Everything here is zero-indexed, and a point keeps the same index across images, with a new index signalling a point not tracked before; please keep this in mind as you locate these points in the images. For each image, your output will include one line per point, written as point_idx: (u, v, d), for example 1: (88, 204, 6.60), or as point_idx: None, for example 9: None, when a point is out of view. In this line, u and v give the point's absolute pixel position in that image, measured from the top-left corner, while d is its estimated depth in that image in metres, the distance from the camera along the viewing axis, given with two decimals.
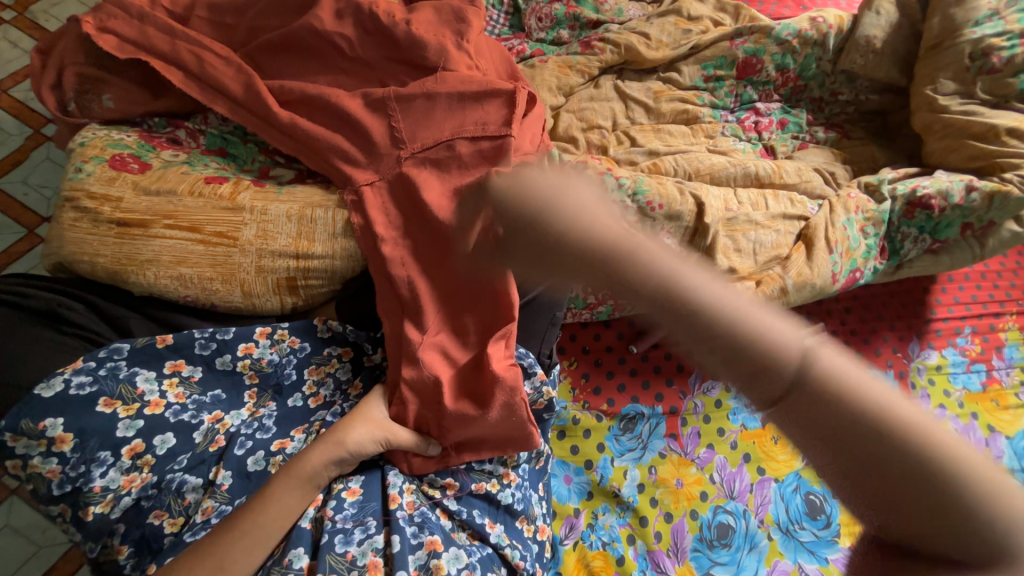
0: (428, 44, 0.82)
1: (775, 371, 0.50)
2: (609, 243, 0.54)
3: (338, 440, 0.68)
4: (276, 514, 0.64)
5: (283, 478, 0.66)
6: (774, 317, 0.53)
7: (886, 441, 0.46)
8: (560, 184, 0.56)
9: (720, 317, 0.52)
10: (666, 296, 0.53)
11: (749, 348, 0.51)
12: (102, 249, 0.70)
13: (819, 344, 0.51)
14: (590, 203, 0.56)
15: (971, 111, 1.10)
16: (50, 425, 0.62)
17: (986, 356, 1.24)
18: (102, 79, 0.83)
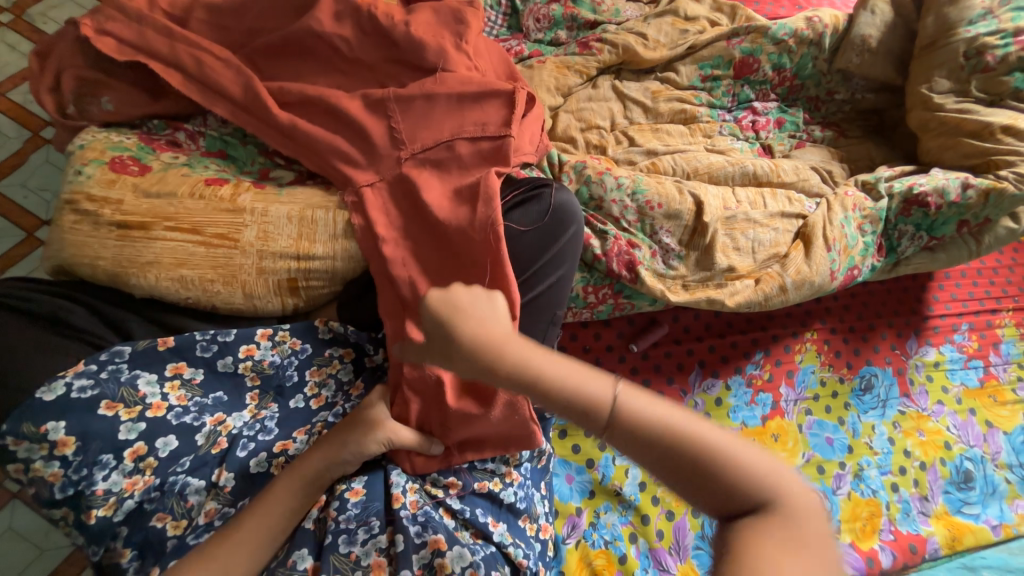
0: (428, 45, 0.82)
1: (598, 422, 0.52)
2: (489, 348, 0.56)
3: (341, 441, 0.68)
4: (278, 515, 0.65)
5: (284, 480, 0.66)
6: (585, 372, 0.54)
7: (716, 481, 0.50)
8: (487, 314, 0.58)
9: (571, 382, 0.54)
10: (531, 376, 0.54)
11: (591, 410, 0.52)
12: (103, 252, 0.70)
13: (633, 390, 0.53)
14: (499, 313, 0.60)
15: (966, 109, 1.11)
16: (52, 428, 0.62)
17: (983, 352, 1.25)
18: (102, 82, 0.83)
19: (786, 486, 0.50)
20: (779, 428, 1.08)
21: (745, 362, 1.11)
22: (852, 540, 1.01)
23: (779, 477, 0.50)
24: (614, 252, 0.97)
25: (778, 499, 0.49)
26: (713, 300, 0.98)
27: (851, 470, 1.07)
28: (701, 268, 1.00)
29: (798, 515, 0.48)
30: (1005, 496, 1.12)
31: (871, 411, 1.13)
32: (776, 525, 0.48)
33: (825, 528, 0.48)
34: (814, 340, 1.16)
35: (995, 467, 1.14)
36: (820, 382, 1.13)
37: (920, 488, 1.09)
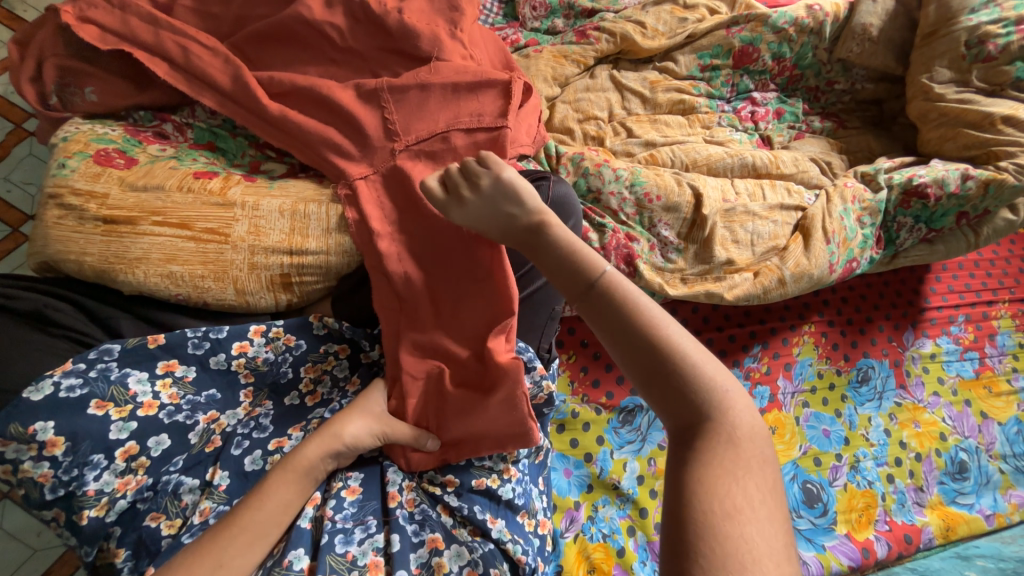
0: (421, 34, 0.80)
1: (577, 281, 0.55)
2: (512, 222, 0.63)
3: (336, 432, 0.67)
4: (273, 508, 0.63)
5: (279, 471, 0.65)
6: (580, 252, 0.57)
7: (661, 370, 0.49)
8: (506, 208, 0.63)
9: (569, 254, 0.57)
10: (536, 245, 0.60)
11: (576, 269, 0.56)
12: (89, 248, 0.68)
13: (620, 278, 0.54)
14: (520, 200, 0.63)
15: (967, 99, 1.09)
16: (41, 429, 0.60)
17: (979, 344, 1.26)
18: (84, 71, 0.81)
19: (732, 406, 0.47)
20: (777, 421, 1.08)
21: (743, 355, 1.11)
22: (848, 530, 1.02)
23: (730, 397, 0.48)
24: (612, 245, 0.95)
25: (714, 404, 0.47)
26: (712, 294, 0.97)
27: (847, 461, 1.08)
28: (700, 262, 0.99)
29: (729, 433, 0.46)
30: (999, 486, 1.13)
31: (867, 403, 1.14)
32: (702, 428, 0.46)
33: (765, 459, 0.45)
34: (812, 332, 1.16)
35: (989, 457, 1.15)
36: (818, 374, 1.13)
37: (915, 479, 1.10)
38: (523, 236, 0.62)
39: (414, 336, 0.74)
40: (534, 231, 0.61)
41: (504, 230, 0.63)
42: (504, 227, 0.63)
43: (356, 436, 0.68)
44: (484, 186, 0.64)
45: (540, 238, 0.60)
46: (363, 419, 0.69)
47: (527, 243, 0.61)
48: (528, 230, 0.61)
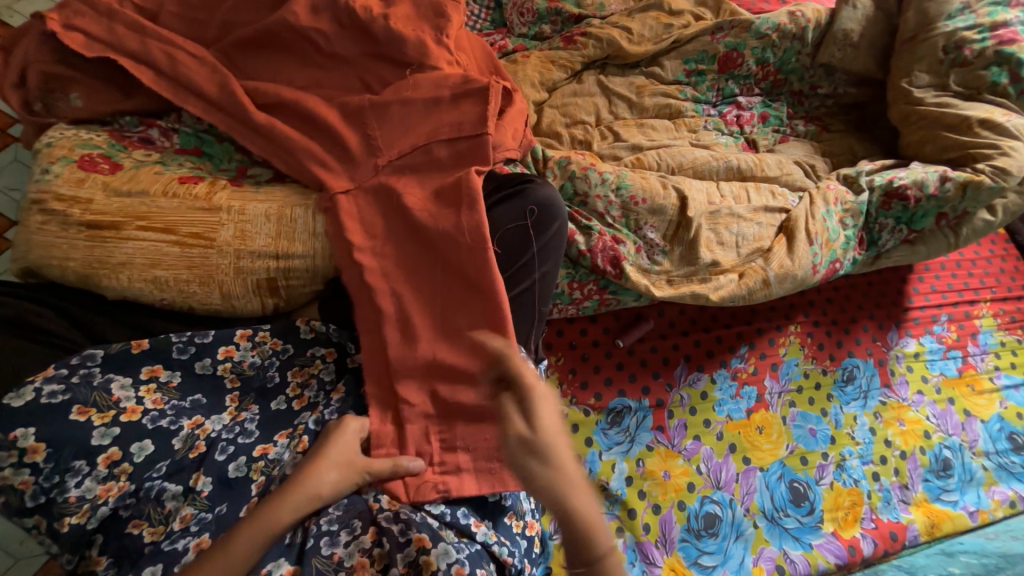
0: (407, 40, 0.81)
1: (576, 527, 0.58)
2: (538, 445, 0.60)
3: (316, 490, 0.64)
4: (229, 571, 0.58)
5: (243, 533, 0.60)
6: (588, 507, 0.59)
7: None
8: (542, 435, 0.60)
9: (578, 508, 0.58)
10: (554, 478, 0.59)
11: (575, 537, 0.58)
12: (72, 253, 0.68)
13: (610, 546, 0.58)
14: (555, 431, 0.61)
15: (945, 103, 1.12)
16: (21, 435, 0.60)
17: (962, 342, 1.27)
18: (69, 78, 0.81)
19: None
20: (764, 420, 1.09)
21: (730, 356, 1.12)
22: (835, 529, 1.03)
23: None
24: (598, 247, 0.96)
25: None
26: (698, 295, 0.98)
27: (834, 460, 1.09)
28: (686, 263, 1.01)
29: None
30: (982, 483, 1.15)
31: (853, 402, 1.15)
32: None
33: None
34: (797, 333, 1.17)
35: (973, 454, 1.16)
36: (804, 374, 1.15)
37: (900, 476, 1.11)
38: (516, 466, 0.60)
39: (407, 353, 0.74)
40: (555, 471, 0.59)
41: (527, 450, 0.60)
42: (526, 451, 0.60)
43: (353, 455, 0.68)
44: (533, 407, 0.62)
45: (558, 478, 0.59)
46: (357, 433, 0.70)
47: (520, 470, 0.60)
48: (550, 462, 0.59)
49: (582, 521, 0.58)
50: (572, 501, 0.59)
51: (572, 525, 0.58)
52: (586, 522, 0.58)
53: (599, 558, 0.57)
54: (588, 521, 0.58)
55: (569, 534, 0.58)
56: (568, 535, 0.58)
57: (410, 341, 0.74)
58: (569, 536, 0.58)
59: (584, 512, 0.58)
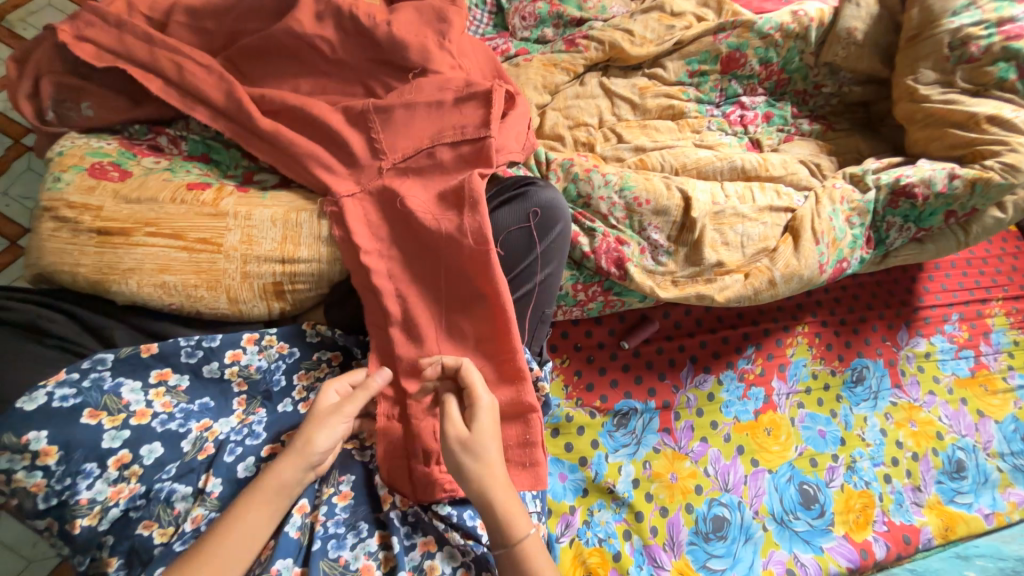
0: (410, 45, 0.82)
1: (502, 517, 0.63)
2: (474, 445, 0.65)
3: (302, 447, 0.64)
4: (244, 535, 0.60)
5: (249, 496, 0.62)
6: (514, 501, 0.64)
7: None
8: (479, 435, 0.65)
9: (507, 500, 0.64)
10: (486, 474, 0.64)
11: (497, 527, 0.63)
12: (83, 259, 0.69)
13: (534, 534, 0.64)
14: (490, 431, 0.66)
15: (952, 99, 1.11)
16: (34, 438, 0.61)
17: (974, 342, 1.26)
18: (81, 88, 0.82)
19: None
20: (772, 422, 1.08)
21: (736, 357, 1.11)
22: (846, 532, 1.01)
23: None
24: (602, 249, 0.96)
25: None
26: (703, 296, 0.98)
27: (844, 462, 1.07)
28: (690, 264, 1.00)
29: None
30: (997, 485, 1.12)
31: (863, 403, 1.14)
32: None
33: None
34: (805, 333, 1.16)
35: (987, 456, 1.14)
36: (812, 375, 1.13)
37: (912, 478, 1.09)
38: (449, 459, 0.65)
39: (412, 356, 0.75)
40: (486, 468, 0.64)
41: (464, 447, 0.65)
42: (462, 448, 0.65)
43: (341, 404, 0.67)
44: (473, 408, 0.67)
45: (488, 474, 0.64)
46: (342, 385, 0.70)
47: (452, 464, 0.65)
48: (483, 460, 0.64)
49: (510, 512, 0.64)
50: (499, 493, 0.64)
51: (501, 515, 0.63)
52: (513, 512, 0.63)
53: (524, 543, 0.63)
54: (515, 512, 0.64)
55: (498, 522, 0.63)
56: (495, 524, 0.64)
57: (417, 345, 0.75)
58: (498, 525, 0.63)
59: (511, 504, 0.64)
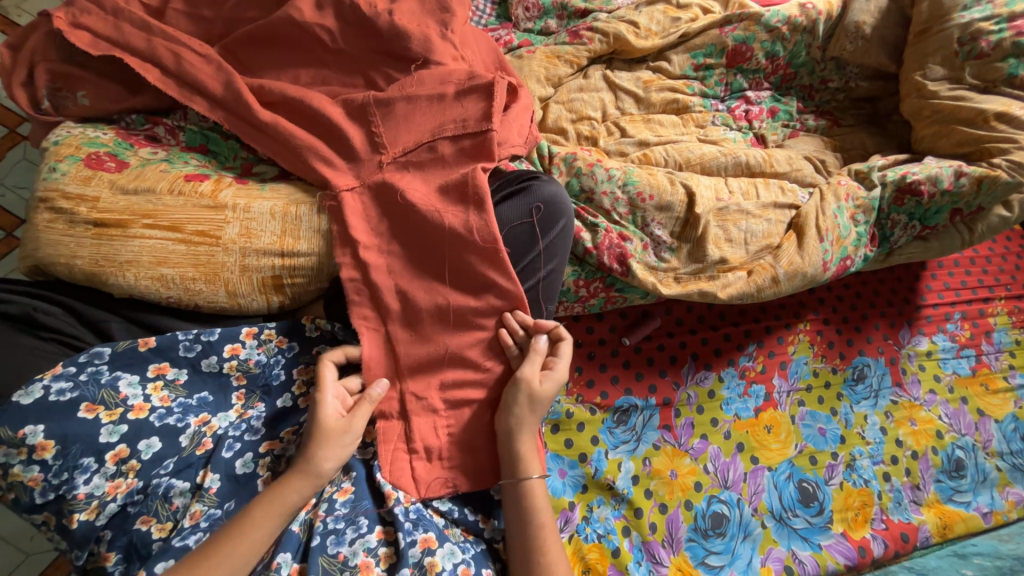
0: (412, 35, 0.80)
1: (524, 457, 0.70)
2: (533, 390, 0.72)
3: (315, 468, 0.65)
4: (252, 545, 0.61)
5: (260, 508, 0.63)
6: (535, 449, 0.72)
7: (527, 529, 0.68)
8: (542, 388, 0.73)
9: (531, 446, 0.71)
10: (526, 418, 0.72)
11: (515, 468, 0.70)
12: (79, 251, 0.68)
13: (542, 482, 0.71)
14: (547, 391, 0.73)
15: (960, 96, 1.09)
16: (30, 433, 0.61)
17: (976, 341, 1.25)
18: (76, 76, 0.81)
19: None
20: (772, 419, 1.08)
21: (738, 354, 1.11)
22: (845, 529, 1.02)
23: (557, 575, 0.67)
24: (605, 245, 0.95)
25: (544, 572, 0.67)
26: (705, 293, 0.97)
27: (843, 460, 1.07)
28: (693, 260, 0.99)
29: None
30: (996, 484, 1.13)
31: (863, 401, 1.13)
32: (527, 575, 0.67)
33: None
34: (807, 331, 1.15)
35: (986, 455, 1.14)
36: (813, 373, 1.13)
37: (911, 477, 1.09)
38: (512, 390, 0.73)
39: (414, 351, 0.74)
40: (530, 411, 0.72)
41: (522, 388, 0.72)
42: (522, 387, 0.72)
43: (352, 423, 0.68)
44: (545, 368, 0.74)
45: (529, 415, 0.72)
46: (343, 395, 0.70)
47: (508, 393, 0.73)
48: (532, 403, 0.72)
49: (529, 459, 0.71)
50: (527, 437, 0.72)
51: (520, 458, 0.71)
52: (532, 462, 0.71)
53: (530, 490, 0.70)
54: (533, 462, 0.71)
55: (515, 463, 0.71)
56: (511, 464, 0.71)
57: (420, 339, 0.74)
58: (513, 464, 0.71)
59: (531, 454, 0.71)
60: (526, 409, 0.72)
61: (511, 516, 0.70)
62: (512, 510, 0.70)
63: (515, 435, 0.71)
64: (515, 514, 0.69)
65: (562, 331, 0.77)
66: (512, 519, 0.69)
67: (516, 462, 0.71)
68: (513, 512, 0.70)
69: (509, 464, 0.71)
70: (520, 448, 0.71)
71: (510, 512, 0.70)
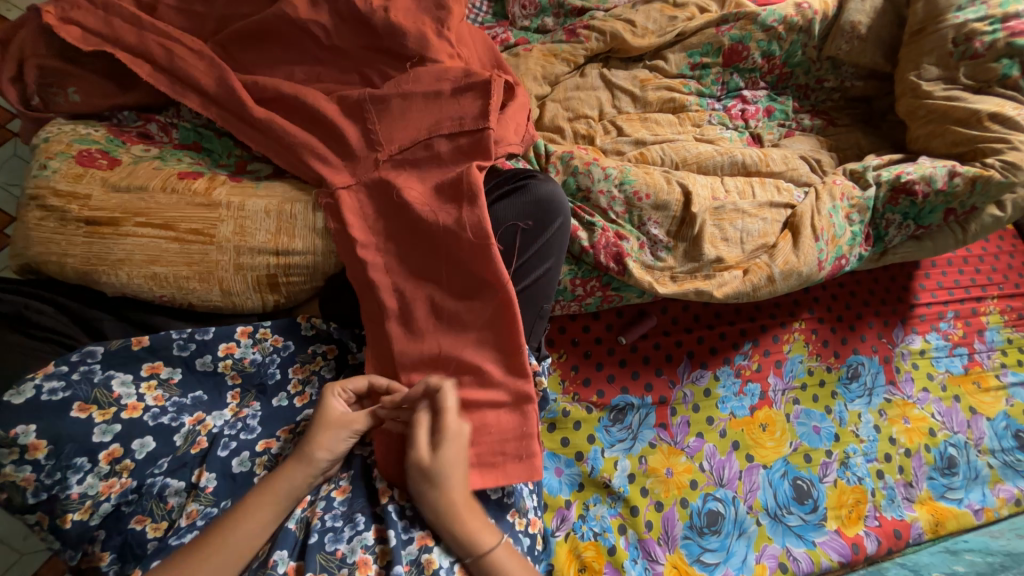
0: (408, 33, 0.79)
1: (467, 535, 0.64)
2: (438, 468, 0.65)
3: (309, 457, 0.66)
4: (246, 536, 0.61)
5: (255, 498, 0.64)
6: (476, 516, 0.66)
7: None
8: (449, 457, 0.66)
9: (469, 520, 0.65)
10: (451, 495, 0.65)
11: (466, 547, 0.64)
12: (71, 249, 0.67)
13: (499, 546, 0.66)
14: (455, 457, 0.66)
15: (954, 96, 1.10)
16: (22, 432, 0.60)
17: (968, 340, 1.26)
18: (67, 72, 0.80)
19: None
20: (767, 418, 1.08)
21: (734, 352, 1.11)
22: (839, 526, 1.02)
23: None
24: (601, 243, 0.95)
25: None
26: (701, 291, 0.97)
27: (837, 457, 1.08)
28: (690, 259, 0.99)
29: None
30: (988, 481, 1.14)
31: (857, 399, 1.14)
32: None
33: None
34: (802, 329, 1.16)
35: (978, 452, 1.16)
36: (808, 371, 1.14)
37: (905, 474, 1.10)
38: (415, 481, 0.65)
39: (410, 351, 0.74)
40: (445, 488, 0.65)
41: (423, 473, 0.65)
42: (425, 472, 0.65)
43: (353, 416, 0.69)
44: (447, 430, 0.67)
45: (449, 493, 0.65)
46: (347, 391, 0.71)
47: (415, 485, 0.65)
48: (443, 481, 0.65)
49: (474, 528, 0.65)
50: (461, 512, 0.65)
51: (463, 534, 0.65)
52: (479, 526, 0.65)
53: (489, 554, 0.64)
54: (478, 529, 0.65)
55: (461, 540, 0.64)
56: (458, 541, 0.65)
57: (416, 338, 0.74)
58: (459, 543, 0.64)
59: (473, 523, 0.65)
60: (442, 491, 0.65)
61: None
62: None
63: (445, 518, 0.65)
64: None
65: (436, 384, 0.69)
66: None
67: (460, 539, 0.64)
68: None
69: (455, 546, 0.65)
70: (459, 525, 0.65)
71: None
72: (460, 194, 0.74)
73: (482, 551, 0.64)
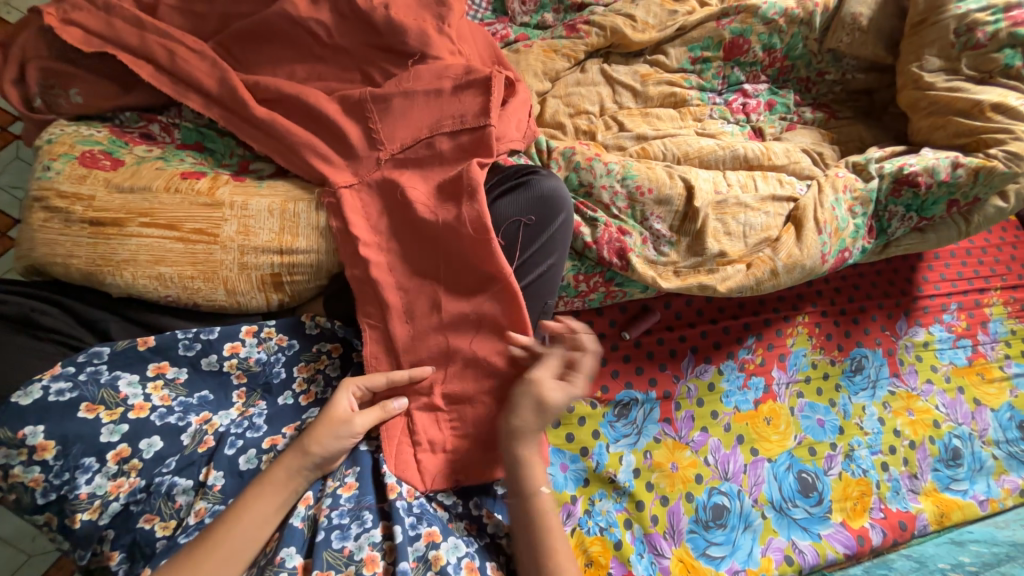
0: (409, 30, 0.79)
1: (533, 459, 0.71)
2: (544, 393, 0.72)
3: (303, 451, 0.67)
4: (249, 528, 0.63)
5: (256, 493, 0.65)
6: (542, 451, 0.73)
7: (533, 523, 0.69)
8: (553, 392, 0.72)
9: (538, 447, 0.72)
10: (539, 421, 0.72)
11: (523, 465, 0.71)
12: (76, 250, 0.67)
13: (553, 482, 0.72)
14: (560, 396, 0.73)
15: (956, 87, 1.10)
16: (31, 433, 0.60)
17: (972, 331, 1.26)
18: (69, 73, 0.80)
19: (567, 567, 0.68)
20: (772, 411, 1.08)
21: (737, 347, 1.11)
22: (844, 519, 1.03)
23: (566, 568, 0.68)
24: (605, 239, 0.95)
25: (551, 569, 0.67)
26: (705, 286, 0.97)
27: (842, 450, 1.08)
28: (693, 254, 0.99)
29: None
30: (992, 472, 1.14)
31: (862, 392, 1.14)
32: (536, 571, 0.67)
33: None
34: (805, 323, 1.16)
35: (983, 443, 1.16)
36: (812, 364, 1.14)
37: (909, 466, 1.10)
38: (521, 390, 0.72)
39: (414, 349, 0.74)
40: (542, 411, 0.72)
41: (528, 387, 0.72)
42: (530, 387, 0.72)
43: (354, 418, 0.69)
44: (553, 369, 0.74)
45: (542, 415, 0.72)
46: (360, 388, 0.71)
47: (519, 393, 0.72)
48: (543, 406, 0.72)
49: (538, 460, 0.72)
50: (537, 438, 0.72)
51: (528, 458, 0.71)
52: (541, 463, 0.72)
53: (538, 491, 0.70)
54: (540, 464, 0.72)
55: (523, 463, 0.71)
56: (518, 463, 0.71)
57: (421, 335, 0.74)
58: (519, 463, 0.71)
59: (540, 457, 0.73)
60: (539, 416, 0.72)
61: (515, 514, 0.70)
62: (516, 507, 0.70)
63: (525, 435, 0.71)
64: (520, 511, 0.70)
65: (583, 344, 0.77)
66: (516, 515, 0.70)
67: (523, 460, 0.71)
68: (519, 509, 0.70)
69: (515, 462, 0.71)
70: (529, 449, 0.71)
71: (514, 509, 0.70)
72: (461, 192, 0.74)
73: (533, 481, 0.71)
